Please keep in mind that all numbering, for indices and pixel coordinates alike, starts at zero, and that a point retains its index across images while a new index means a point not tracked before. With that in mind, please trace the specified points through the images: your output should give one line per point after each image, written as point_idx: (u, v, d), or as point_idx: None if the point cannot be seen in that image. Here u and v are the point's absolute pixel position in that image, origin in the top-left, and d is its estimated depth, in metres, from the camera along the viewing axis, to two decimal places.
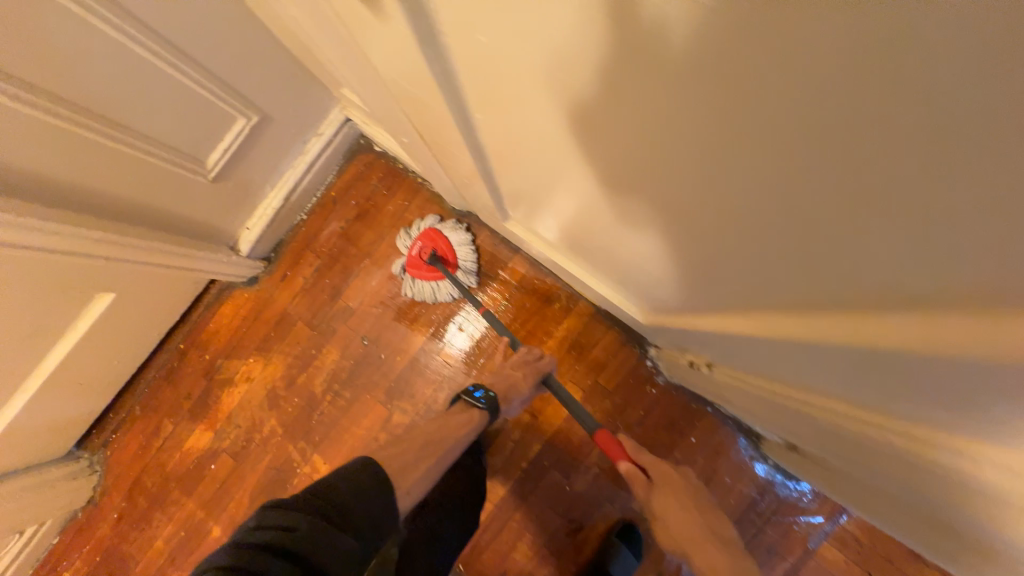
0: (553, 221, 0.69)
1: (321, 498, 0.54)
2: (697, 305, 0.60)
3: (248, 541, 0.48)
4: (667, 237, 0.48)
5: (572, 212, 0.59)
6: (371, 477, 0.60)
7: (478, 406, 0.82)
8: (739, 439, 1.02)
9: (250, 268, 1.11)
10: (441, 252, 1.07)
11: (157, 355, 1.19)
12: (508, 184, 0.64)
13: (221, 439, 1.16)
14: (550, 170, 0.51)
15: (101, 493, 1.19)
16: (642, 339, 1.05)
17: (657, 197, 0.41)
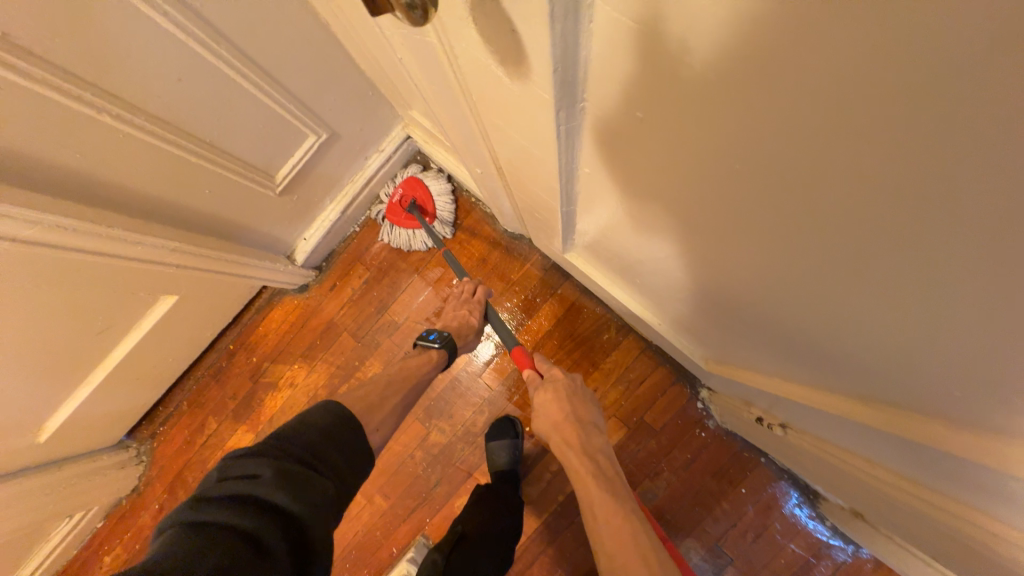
0: (631, 265, 0.66)
1: (287, 445, 0.52)
2: (784, 371, 0.56)
3: (219, 492, 0.44)
4: (779, 318, 0.44)
5: (662, 267, 0.56)
6: (329, 416, 0.59)
7: (433, 347, 0.86)
8: (794, 496, 0.96)
9: (302, 277, 1.13)
10: (420, 202, 1.09)
11: (208, 355, 1.22)
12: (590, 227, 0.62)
13: (260, 442, 1.18)
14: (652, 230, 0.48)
15: (145, 484, 1.23)
16: (694, 379, 1.01)
17: (793, 289, 0.37)
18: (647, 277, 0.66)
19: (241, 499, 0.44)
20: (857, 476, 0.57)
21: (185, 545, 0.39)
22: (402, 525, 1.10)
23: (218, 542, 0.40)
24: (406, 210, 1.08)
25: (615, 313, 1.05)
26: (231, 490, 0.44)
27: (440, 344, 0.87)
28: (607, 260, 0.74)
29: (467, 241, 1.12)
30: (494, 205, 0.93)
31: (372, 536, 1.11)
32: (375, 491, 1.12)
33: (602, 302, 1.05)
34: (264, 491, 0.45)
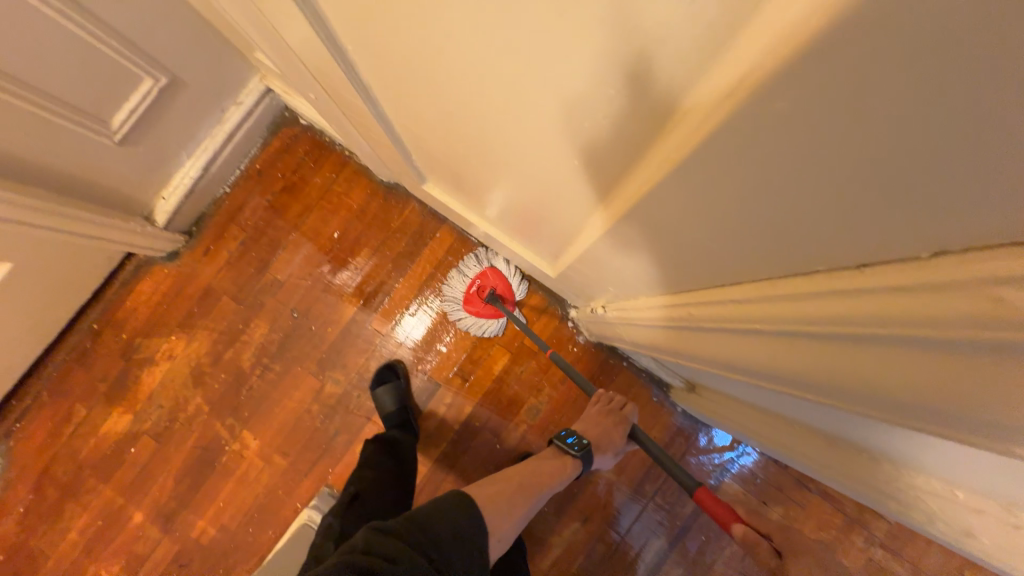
0: (451, 169, 0.73)
1: (423, 539, 0.65)
2: (573, 239, 0.67)
3: (360, 559, 0.60)
4: (531, 166, 0.54)
5: (461, 150, 0.64)
6: (461, 514, 0.72)
7: (571, 453, 0.90)
8: (652, 390, 1.12)
9: (169, 241, 1.08)
10: (497, 291, 1.09)
11: (66, 337, 1.13)
12: (432, 148, 0.68)
13: (141, 420, 1.12)
14: (492, 151, 0.57)
15: (3, 487, 1.11)
16: (563, 301, 1.12)
17: (506, 110, 0.45)
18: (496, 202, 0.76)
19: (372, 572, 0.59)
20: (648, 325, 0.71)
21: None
22: (303, 480, 1.11)
23: None
24: (484, 301, 1.08)
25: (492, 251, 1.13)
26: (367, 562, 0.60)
27: (577, 452, 0.90)
28: (443, 176, 0.81)
29: (345, 195, 1.14)
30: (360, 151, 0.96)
31: (274, 495, 1.11)
32: (273, 452, 1.12)
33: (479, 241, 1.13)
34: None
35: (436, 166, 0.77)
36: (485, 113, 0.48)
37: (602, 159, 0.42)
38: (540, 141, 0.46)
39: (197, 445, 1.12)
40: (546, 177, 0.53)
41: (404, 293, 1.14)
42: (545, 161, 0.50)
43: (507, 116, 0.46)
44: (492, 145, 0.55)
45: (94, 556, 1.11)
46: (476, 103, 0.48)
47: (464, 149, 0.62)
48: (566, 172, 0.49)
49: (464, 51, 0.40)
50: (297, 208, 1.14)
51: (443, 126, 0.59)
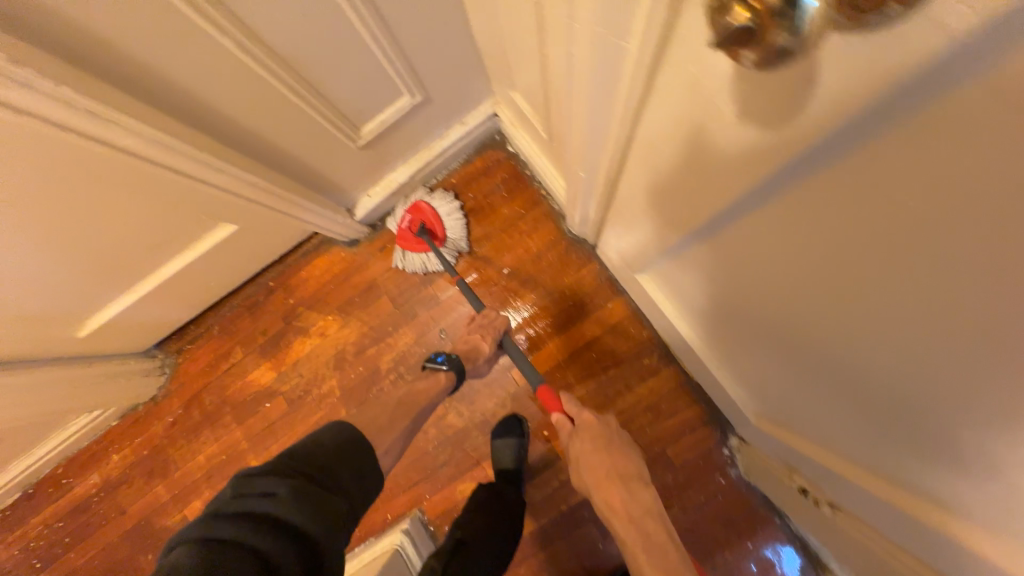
0: (697, 301, 0.69)
1: (298, 465, 0.54)
2: (835, 444, 0.56)
3: (229, 509, 0.47)
4: (843, 396, 0.47)
5: (733, 312, 0.59)
6: (336, 434, 0.62)
7: (441, 369, 0.88)
8: (801, 563, 0.94)
9: (356, 232, 1.12)
10: (429, 224, 1.08)
11: (247, 285, 1.23)
12: (687, 278, 0.65)
13: (281, 382, 1.19)
14: (793, 362, 0.53)
15: (163, 395, 1.26)
16: (726, 425, 0.98)
17: (864, 366, 0.40)
18: (735, 358, 0.70)
19: (255, 515, 0.47)
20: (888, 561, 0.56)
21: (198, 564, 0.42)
22: (401, 495, 1.12)
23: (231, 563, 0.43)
24: (416, 234, 1.06)
25: (662, 341, 1.02)
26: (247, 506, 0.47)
27: (447, 368, 0.88)
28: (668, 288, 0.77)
29: (527, 234, 1.09)
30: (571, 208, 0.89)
31: None
32: None
33: (652, 326, 1.02)
34: (280, 507, 0.48)
35: (674, 284, 0.73)
36: (792, 315, 0.45)
37: (970, 448, 0.33)
38: (860, 376, 0.41)
39: (320, 422, 1.17)
40: (841, 396, 0.47)
41: (553, 353, 1.06)
42: (856, 392, 0.43)
43: (823, 333, 0.42)
44: (780, 335, 0.51)
45: (211, 484, 1.22)
46: (817, 332, 0.44)
47: (751, 327, 0.57)
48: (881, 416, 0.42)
49: (853, 313, 0.37)
50: (477, 233, 1.11)
51: (716, 279, 0.57)
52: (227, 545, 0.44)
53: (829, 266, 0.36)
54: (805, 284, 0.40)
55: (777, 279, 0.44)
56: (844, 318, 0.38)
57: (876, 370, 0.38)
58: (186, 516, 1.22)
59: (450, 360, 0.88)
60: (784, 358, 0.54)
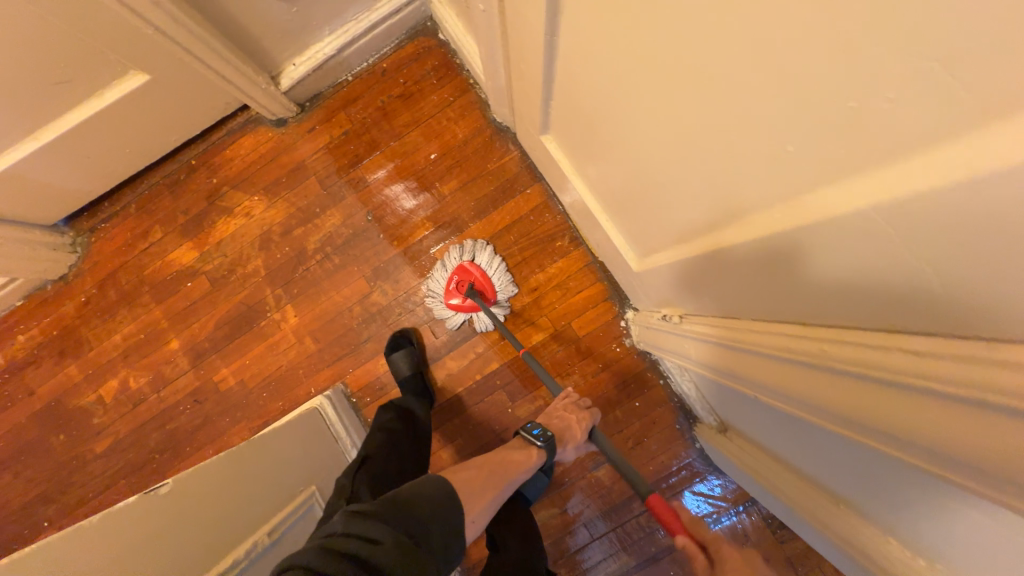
0: (581, 137, 0.72)
1: (401, 517, 0.62)
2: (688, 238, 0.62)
3: (337, 545, 0.57)
4: (676, 160, 0.51)
5: (599, 122, 0.63)
6: (437, 492, 0.68)
7: (536, 445, 0.87)
8: (678, 417, 1.08)
9: (283, 108, 1.11)
10: (477, 284, 1.09)
11: (166, 162, 1.19)
12: (573, 123, 0.71)
13: (203, 262, 1.19)
14: (647, 152, 0.56)
15: (74, 273, 1.21)
16: (624, 300, 1.10)
17: (674, 99, 0.44)
18: (618, 194, 0.75)
19: (355, 556, 0.56)
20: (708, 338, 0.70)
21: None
22: (324, 370, 1.16)
23: None
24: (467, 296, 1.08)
25: (575, 225, 1.11)
26: (351, 547, 0.57)
27: (541, 443, 0.88)
28: (566, 139, 0.80)
29: (455, 121, 1.13)
30: (489, 81, 0.94)
31: (294, 373, 1.17)
32: (307, 335, 1.16)
33: (565, 211, 1.10)
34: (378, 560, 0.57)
35: (566, 131, 0.77)
36: (630, 89, 0.50)
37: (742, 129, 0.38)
38: (670, 130, 0.48)
39: (244, 302, 1.18)
40: (678, 172, 0.53)
41: (473, 236, 1.13)
42: (675, 154, 0.51)
43: (643, 101, 0.49)
44: (630, 137, 0.57)
45: (127, 363, 1.20)
46: (645, 90, 0.47)
47: (615, 133, 0.61)
48: (687, 166, 0.50)
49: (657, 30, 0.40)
50: (406, 117, 1.14)
51: (585, 106, 0.63)
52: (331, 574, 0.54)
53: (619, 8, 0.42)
54: (616, 47, 0.47)
55: (605, 60, 0.50)
56: (644, 66, 0.45)
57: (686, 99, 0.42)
58: (101, 395, 1.21)
59: (547, 438, 0.87)
60: (641, 160, 0.59)
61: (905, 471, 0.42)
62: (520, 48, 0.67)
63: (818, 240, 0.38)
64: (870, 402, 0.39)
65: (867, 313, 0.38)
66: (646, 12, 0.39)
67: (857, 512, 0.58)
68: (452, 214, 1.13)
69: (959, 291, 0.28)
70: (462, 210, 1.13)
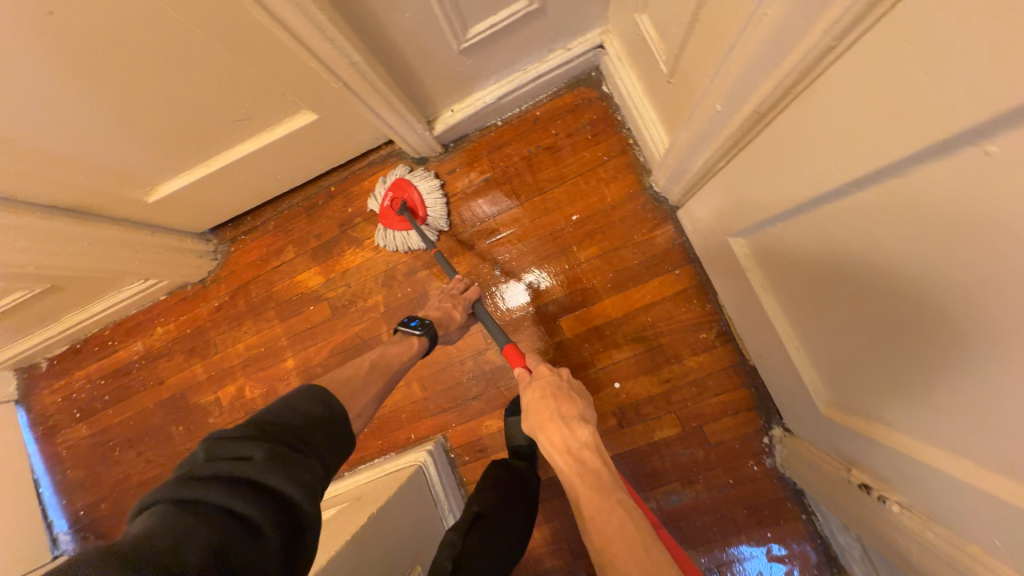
0: (792, 270, 0.63)
1: (269, 432, 0.54)
2: (930, 439, 0.50)
3: (199, 474, 0.46)
4: (953, 375, 0.42)
5: (828, 276, 0.54)
6: (315, 403, 0.62)
7: (416, 334, 0.89)
8: (819, 562, 0.93)
9: (428, 149, 1.08)
10: (411, 203, 1.10)
11: (308, 186, 1.21)
12: (799, 261, 0.59)
13: (328, 288, 1.19)
14: (900, 339, 0.47)
15: (211, 279, 1.27)
16: (773, 414, 0.95)
17: (988, 333, 0.36)
18: (829, 342, 0.63)
19: (227, 478, 0.46)
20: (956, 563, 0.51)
21: (175, 524, 0.40)
22: (427, 419, 1.13)
23: (206, 526, 0.41)
24: (397, 212, 1.09)
25: (726, 318, 0.97)
26: (222, 470, 0.46)
27: (421, 333, 0.89)
28: (770, 261, 0.68)
29: (606, 183, 1.03)
30: (667, 159, 0.83)
31: (396, 415, 1.15)
32: (415, 379, 1.14)
33: (718, 301, 0.97)
34: (255, 471, 0.48)
35: (771, 254, 0.67)
36: (899, 281, 0.42)
37: None
38: (960, 349, 0.39)
39: (359, 334, 1.17)
40: (950, 385, 0.43)
41: (605, 310, 1.03)
42: (955, 371, 0.41)
43: (920, 301, 0.41)
44: (909, 338, 0.45)
45: (245, 372, 1.25)
46: (928, 297, 0.40)
47: (849, 297, 0.52)
48: (993, 406, 0.38)
49: (987, 263, 0.33)
50: (552, 171, 1.06)
51: (816, 256, 0.55)
52: (202, 506, 0.43)
53: (1009, 257, 0.31)
54: (948, 263, 0.36)
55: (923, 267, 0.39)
56: (940, 279, 0.38)
57: (1010, 339, 0.34)
58: (219, 397, 1.27)
59: (426, 326, 0.89)
60: (885, 339, 0.50)
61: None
62: (764, 170, 0.57)
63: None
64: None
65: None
66: (990, 246, 0.32)
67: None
68: (586, 282, 1.04)
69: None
70: (598, 279, 1.03)
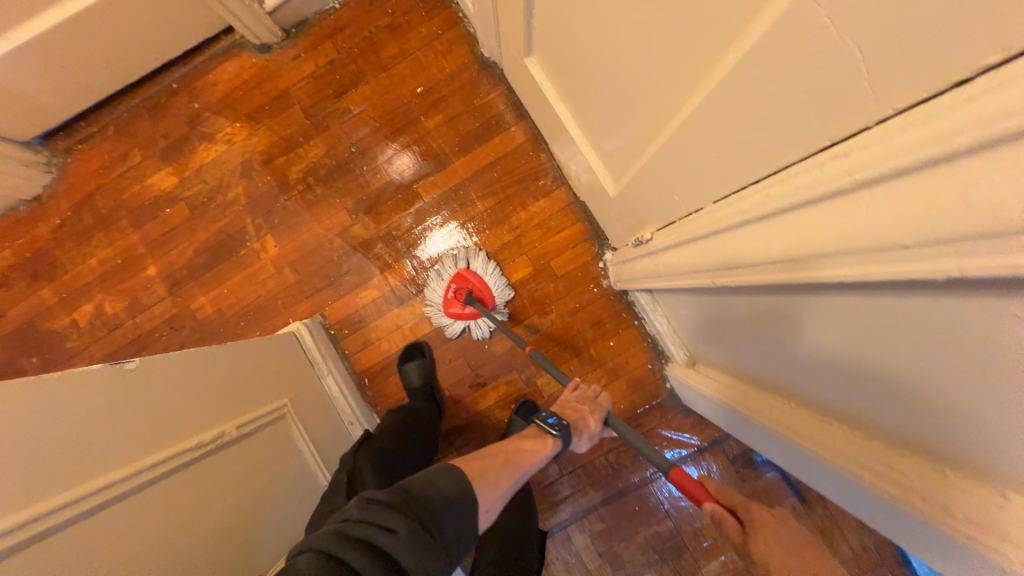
0: (555, 51, 0.75)
1: (418, 503, 0.52)
2: (639, 141, 0.64)
3: (351, 534, 0.48)
4: (612, 50, 0.55)
5: (562, 27, 0.66)
6: (454, 484, 0.56)
7: (550, 433, 0.75)
8: (652, 356, 1.11)
9: (267, 32, 1.10)
10: (476, 291, 1.08)
11: (147, 85, 1.17)
12: (556, 43, 0.72)
13: (183, 189, 1.17)
14: (597, 49, 0.59)
15: (49, 196, 1.19)
16: (603, 240, 1.11)
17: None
18: (592, 111, 0.76)
19: (371, 550, 0.47)
20: (671, 239, 0.67)
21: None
22: (304, 302, 1.16)
23: None
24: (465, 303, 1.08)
25: (558, 165, 1.11)
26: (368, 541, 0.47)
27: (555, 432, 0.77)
28: (547, 61, 0.81)
29: (443, 55, 1.12)
30: (475, 7, 0.94)
31: (271, 303, 1.17)
32: (287, 265, 1.16)
33: (548, 150, 1.11)
34: (395, 550, 0.48)
35: (544, 50, 0.79)
36: None
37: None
38: (602, 15, 0.51)
39: (223, 230, 1.17)
40: (618, 64, 0.55)
41: (457, 172, 1.13)
42: (611, 43, 0.54)
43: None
44: (597, 41, 0.57)
45: (102, 288, 1.19)
46: None
47: (573, 39, 0.64)
48: (627, 52, 0.51)
49: None
50: (393, 49, 1.13)
51: (551, 14, 0.66)
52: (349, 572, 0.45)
53: None
54: None
55: None
56: None
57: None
58: (75, 319, 1.19)
59: (562, 426, 0.76)
60: (595, 61, 0.62)
61: (883, 315, 0.38)
62: None
63: (746, 84, 0.36)
64: (811, 228, 0.36)
65: (793, 151, 0.37)
66: None
67: (849, 412, 0.52)
68: (437, 150, 1.13)
69: (876, 70, 0.26)
70: (447, 144, 1.13)
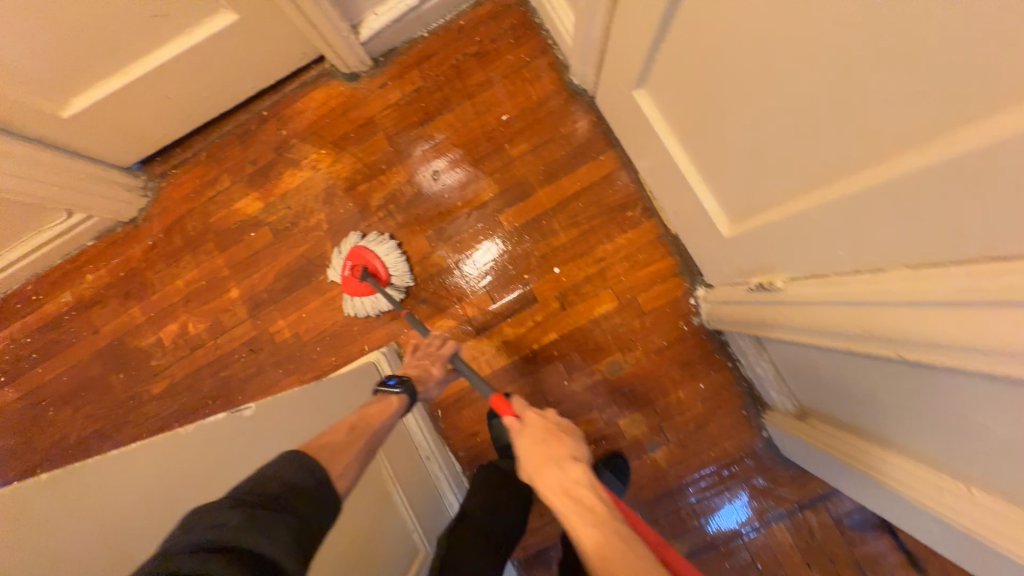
0: (679, 88, 0.70)
1: (253, 495, 0.47)
2: (792, 189, 0.58)
3: (182, 547, 0.40)
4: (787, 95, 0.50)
5: (701, 66, 0.62)
6: (296, 466, 0.54)
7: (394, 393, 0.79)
8: (747, 403, 1.04)
9: (358, 62, 1.11)
10: (372, 269, 1.10)
11: (239, 113, 1.20)
12: (685, 81, 0.68)
13: (268, 214, 1.19)
14: (756, 93, 0.54)
15: (144, 218, 1.23)
16: (695, 275, 1.05)
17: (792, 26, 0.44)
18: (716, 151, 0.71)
19: (212, 548, 0.41)
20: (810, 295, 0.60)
21: None
22: (379, 329, 1.15)
23: None
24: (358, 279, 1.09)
25: (648, 196, 1.06)
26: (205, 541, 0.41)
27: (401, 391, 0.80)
28: (663, 95, 0.77)
29: (530, 82, 1.10)
30: (576, 37, 0.92)
31: (348, 329, 1.16)
32: None
33: (638, 180, 1.06)
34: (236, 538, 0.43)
35: (660, 85, 0.75)
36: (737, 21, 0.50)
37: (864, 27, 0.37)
38: (786, 59, 0.47)
39: (304, 255, 1.18)
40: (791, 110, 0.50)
41: (541, 201, 1.09)
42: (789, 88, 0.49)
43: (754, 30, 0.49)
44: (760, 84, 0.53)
45: (187, 308, 1.22)
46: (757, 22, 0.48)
47: (718, 78, 0.60)
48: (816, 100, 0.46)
49: None
50: (480, 76, 1.12)
51: (690, 52, 0.62)
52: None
53: None
54: None
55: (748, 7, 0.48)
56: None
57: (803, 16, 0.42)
58: (161, 338, 1.22)
59: (404, 383, 0.80)
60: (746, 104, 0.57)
61: None
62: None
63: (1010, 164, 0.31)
64: None
65: None
66: None
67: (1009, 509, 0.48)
68: (520, 179, 1.10)
69: None
70: (531, 172, 1.10)
